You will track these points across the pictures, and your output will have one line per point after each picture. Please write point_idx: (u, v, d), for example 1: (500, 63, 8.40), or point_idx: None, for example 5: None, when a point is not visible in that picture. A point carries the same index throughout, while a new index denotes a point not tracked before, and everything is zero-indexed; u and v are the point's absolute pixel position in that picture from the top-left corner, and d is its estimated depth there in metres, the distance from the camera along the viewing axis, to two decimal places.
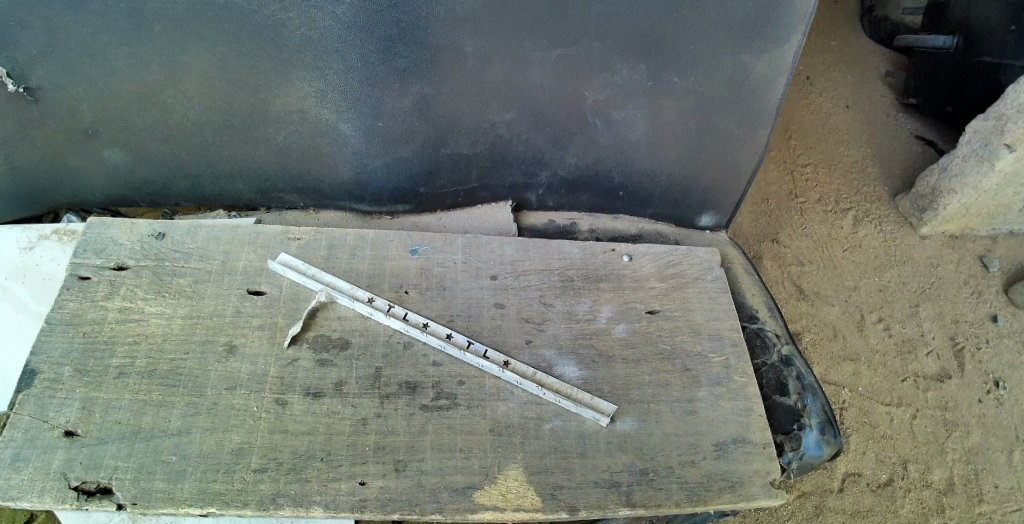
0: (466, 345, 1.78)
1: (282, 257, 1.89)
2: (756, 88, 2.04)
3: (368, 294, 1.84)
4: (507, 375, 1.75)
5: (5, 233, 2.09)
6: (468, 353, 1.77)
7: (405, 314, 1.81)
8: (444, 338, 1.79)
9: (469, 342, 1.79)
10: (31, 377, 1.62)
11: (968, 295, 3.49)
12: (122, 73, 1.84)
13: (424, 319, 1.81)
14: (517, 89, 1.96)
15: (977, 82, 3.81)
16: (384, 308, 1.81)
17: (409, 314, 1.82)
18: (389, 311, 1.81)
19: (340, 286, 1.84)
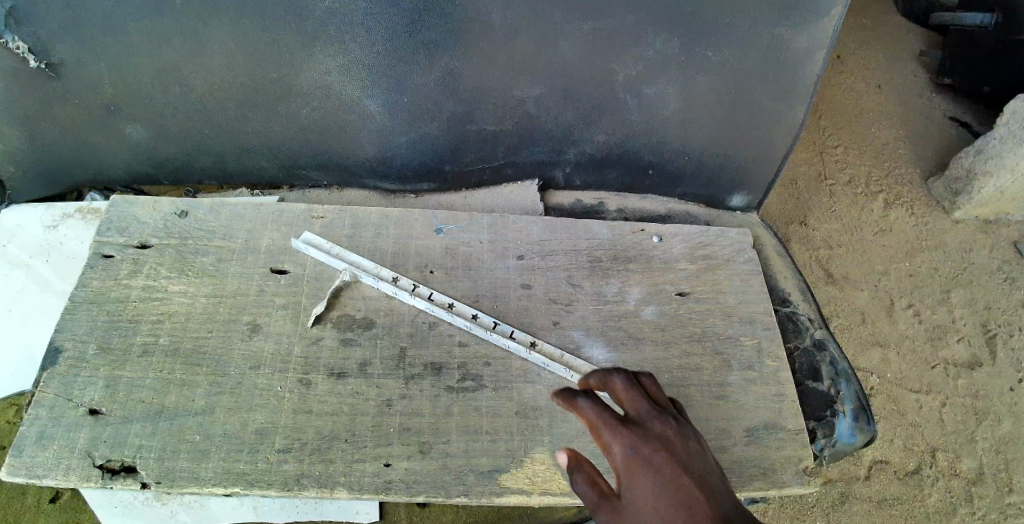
0: (492, 326, 1.74)
1: (306, 235, 1.86)
2: (793, 63, 1.95)
3: (392, 274, 1.80)
4: (535, 356, 1.71)
5: (30, 211, 2.09)
6: (494, 333, 1.73)
7: (430, 294, 1.78)
8: (470, 318, 1.75)
9: (495, 323, 1.75)
10: (55, 355, 1.61)
11: (1001, 281, 3.36)
12: (143, 47, 1.80)
13: (449, 299, 1.78)
14: (545, 64, 1.89)
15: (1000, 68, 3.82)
16: (409, 287, 1.78)
17: (435, 294, 1.79)
18: (414, 291, 1.78)
19: (364, 265, 1.81)
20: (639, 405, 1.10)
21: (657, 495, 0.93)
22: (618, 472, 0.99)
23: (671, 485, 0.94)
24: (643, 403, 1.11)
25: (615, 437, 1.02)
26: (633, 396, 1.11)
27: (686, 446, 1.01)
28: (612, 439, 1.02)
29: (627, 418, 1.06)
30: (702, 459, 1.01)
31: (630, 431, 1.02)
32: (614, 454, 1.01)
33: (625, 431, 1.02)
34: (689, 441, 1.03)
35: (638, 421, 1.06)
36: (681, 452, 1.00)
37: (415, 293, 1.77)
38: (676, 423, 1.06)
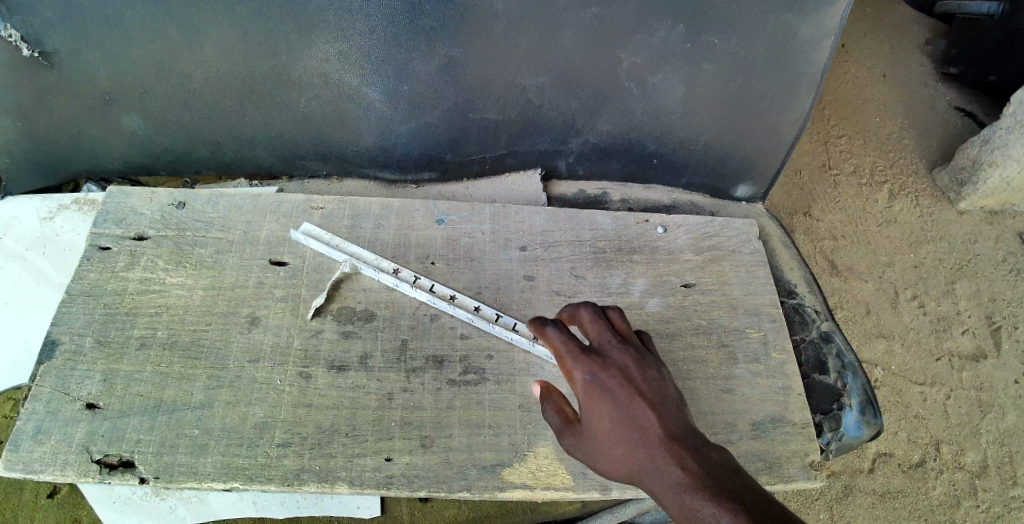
0: (494, 318, 1.71)
1: (305, 226, 1.83)
2: (801, 51, 1.91)
3: (393, 265, 1.78)
4: (538, 349, 1.68)
5: (25, 203, 2.06)
6: (497, 326, 1.70)
7: (431, 286, 1.75)
8: (472, 310, 1.72)
9: (497, 315, 1.73)
10: (52, 349, 1.59)
11: (1007, 273, 3.33)
12: (137, 35, 1.76)
13: (451, 291, 1.75)
14: (547, 51, 1.85)
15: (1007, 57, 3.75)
16: (410, 279, 1.75)
17: (436, 286, 1.76)
18: (415, 283, 1.75)
19: (364, 256, 1.78)
20: (603, 337, 1.30)
21: (615, 418, 1.16)
22: (583, 397, 1.21)
23: (627, 410, 1.16)
24: (605, 332, 1.30)
25: (580, 368, 1.23)
26: (597, 329, 1.31)
27: (641, 374, 1.22)
28: (579, 369, 1.23)
29: (592, 350, 1.26)
30: (655, 383, 1.22)
31: (594, 363, 1.23)
32: (580, 383, 1.22)
33: (589, 363, 1.23)
34: (644, 368, 1.24)
35: (601, 351, 1.26)
36: (637, 380, 1.21)
37: (416, 285, 1.74)
38: (633, 351, 1.26)
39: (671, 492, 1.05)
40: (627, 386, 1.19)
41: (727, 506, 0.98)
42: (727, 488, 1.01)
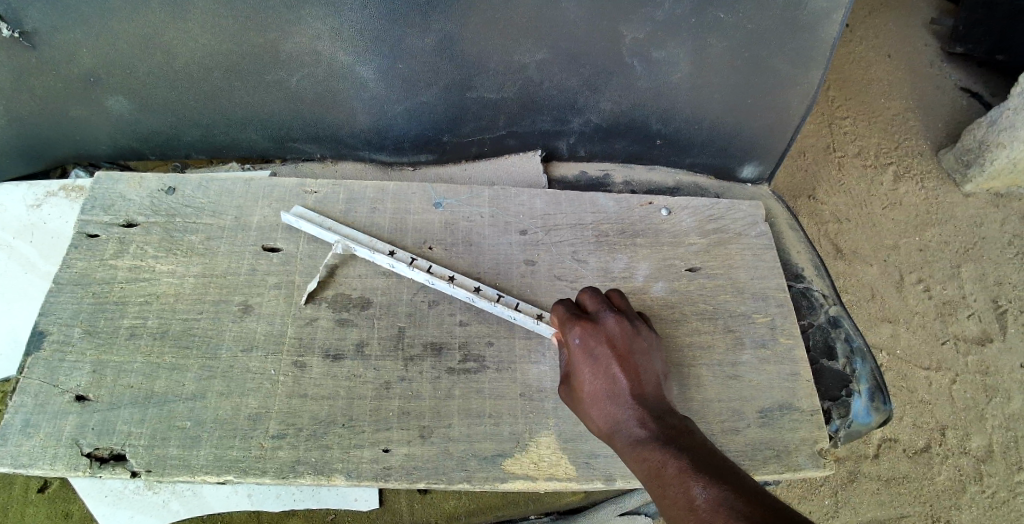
0: (496, 298, 1.66)
1: (296, 209, 1.77)
2: (810, 24, 1.84)
3: (389, 247, 1.71)
4: (542, 328, 1.62)
5: (10, 190, 1.98)
6: (498, 305, 1.64)
7: (429, 267, 1.69)
8: (472, 290, 1.67)
9: (499, 294, 1.67)
10: (40, 339, 1.54)
11: (1014, 255, 3.26)
12: (121, 12, 1.69)
13: (449, 272, 1.69)
14: (547, 26, 1.78)
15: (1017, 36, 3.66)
16: (407, 260, 1.69)
17: (435, 267, 1.70)
18: (413, 264, 1.69)
19: (358, 238, 1.72)
20: (599, 306, 1.47)
21: (597, 379, 1.35)
22: (572, 357, 1.40)
23: (607, 372, 1.34)
24: (601, 302, 1.48)
25: (572, 332, 1.41)
26: (596, 300, 1.47)
27: (627, 342, 1.39)
28: (571, 333, 1.42)
29: (586, 317, 1.44)
30: (640, 352, 1.39)
31: (585, 329, 1.40)
32: (570, 345, 1.41)
33: (581, 328, 1.41)
34: (631, 338, 1.41)
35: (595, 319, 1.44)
36: (621, 347, 1.38)
37: (414, 266, 1.68)
38: (626, 322, 1.42)
39: (634, 443, 1.23)
40: (611, 352, 1.37)
41: (674, 453, 1.16)
42: (680, 443, 1.19)
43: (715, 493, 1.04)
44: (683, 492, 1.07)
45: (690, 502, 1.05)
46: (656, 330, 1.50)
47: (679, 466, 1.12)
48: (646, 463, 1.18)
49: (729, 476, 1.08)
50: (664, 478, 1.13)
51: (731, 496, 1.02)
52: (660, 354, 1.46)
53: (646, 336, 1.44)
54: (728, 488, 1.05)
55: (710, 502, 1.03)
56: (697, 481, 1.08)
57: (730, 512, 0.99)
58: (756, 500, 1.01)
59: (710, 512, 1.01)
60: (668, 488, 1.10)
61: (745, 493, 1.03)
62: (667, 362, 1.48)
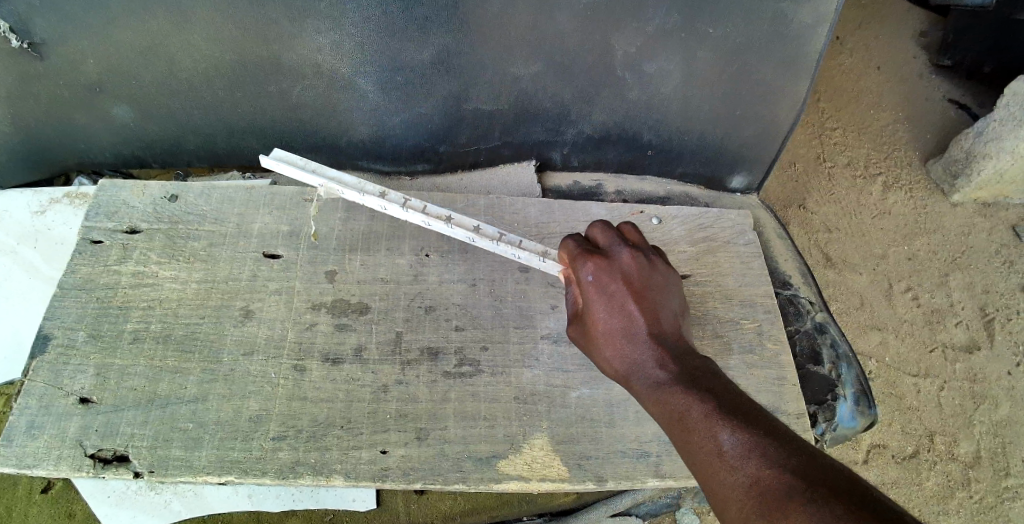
0: (497, 236, 1.70)
1: (276, 153, 1.61)
2: (797, 38, 1.90)
3: (379, 188, 1.67)
4: (548, 263, 1.67)
5: (15, 197, 2.01)
6: (502, 243, 1.70)
7: (424, 206, 1.69)
8: (472, 229, 1.71)
9: (500, 233, 1.72)
10: (45, 343, 1.58)
11: (1000, 265, 3.34)
12: (127, 24, 1.74)
13: (446, 212, 1.70)
14: (542, 40, 1.84)
15: None
16: (401, 201, 1.67)
17: (430, 207, 1.70)
18: (406, 204, 1.67)
19: (346, 180, 1.65)
20: (613, 242, 1.46)
21: (611, 317, 1.35)
22: (584, 294, 1.39)
23: (623, 310, 1.34)
24: (615, 238, 1.46)
25: (585, 269, 1.40)
26: (608, 236, 1.47)
27: (641, 277, 1.39)
28: (584, 270, 1.40)
29: (599, 254, 1.42)
30: (654, 288, 1.39)
31: (599, 266, 1.39)
32: (583, 282, 1.39)
33: (594, 265, 1.39)
34: (645, 275, 1.40)
35: (609, 255, 1.43)
36: (636, 284, 1.37)
37: (407, 207, 1.66)
38: (639, 258, 1.42)
39: (652, 385, 1.24)
40: (627, 290, 1.36)
41: (696, 394, 1.17)
42: (701, 384, 1.20)
43: (742, 438, 1.07)
44: (710, 437, 1.09)
45: (718, 449, 1.07)
46: (670, 263, 1.49)
47: (703, 410, 1.14)
48: (667, 406, 1.19)
49: (756, 420, 1.10)
50: (688, 421, 1.14)
51: (760, 442, 1.05)
52: (675, 287, 1.45)
53: (661, 272, 1.43)
54: (756, 433, 1.07)
55: (738, 448, 1.06)
56: (723, 426, 1.10)
57: (762, 460, 1.02)
58: (785, 447, 1.04)
59: (740, 459, 1.04)
60: (692, 433, 1.12)
61: (774, 439, 1.06)
62: (684, 295, 1.48)
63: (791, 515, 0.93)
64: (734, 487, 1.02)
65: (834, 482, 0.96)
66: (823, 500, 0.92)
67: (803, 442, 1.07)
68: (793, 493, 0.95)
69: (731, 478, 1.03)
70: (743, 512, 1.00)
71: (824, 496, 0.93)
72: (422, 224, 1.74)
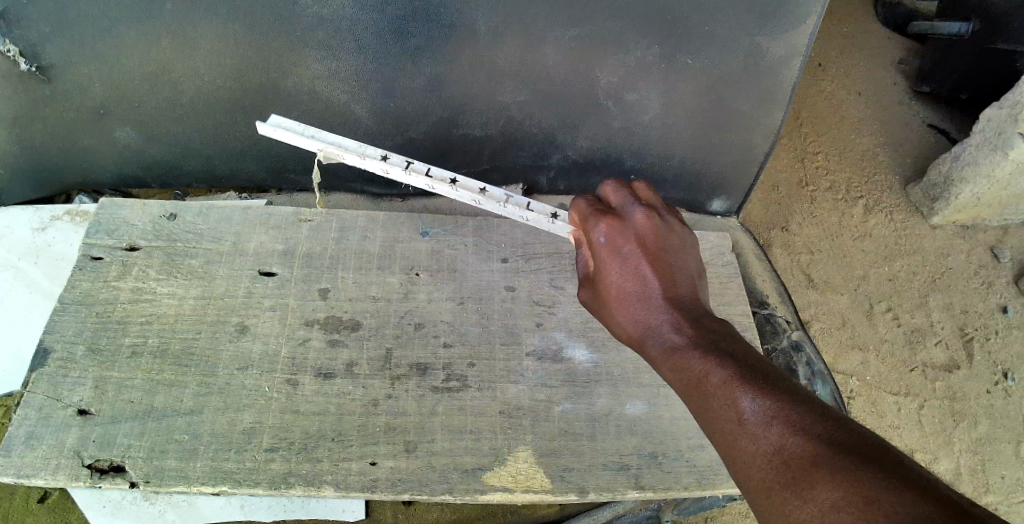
0: (504, 199, 1.78)
1: (274, 119, 1.66)
2: (771, 69, 2.02)
3: (380, 153, 1.72)
4: (558, 224, 1.76)
5: (17, 215, 2.06)
6: (509, 205, 1.77)
7: (427, 170, 1.74)
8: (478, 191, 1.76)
9: (506, 195, 1.78)
10: (45, 356, 1.63)
11: (978, 285, 3.45)
12: (134, 50, 1.83)
13: (450, 175, 1.75)
14: (529, 69, 1.95)
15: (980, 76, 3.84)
16: (402, 165, 1.72)
17: (433, 171, 1.75)
18: (408, 168, 1.73)
19: (346, 145, 1.69)
20: (627, 202, 1.50)
21: (625, 277, 1.37)
22: (597, 255, 1.43)
23: (637, 270, 1.37)
24: (628, 200, 1.51)
25: (599, 229, 1.44)
26: (624, 200, 1.52)
27: (656, 240, 1.43)
28: (597, 230, 1.44)
29: (611, 215, 1.46)
30: (668, 251, 1.43)
31: (611, 226, 1.43)
32: (596, 243, 1.43)
33: (607, 226, 1.44)
34: (659, 236, 1.44)
35: (623, 216, 1.47)
36: (650, 246, 1.41)
37: (410, 170, 1.72)
38: (653, 218, 1.46)
39: (669, 350, 1.25)
40: (641, 251, 1.39)
41: (715, 362, 1.18)
42: (721, 350, 1.21)
43: (764, 405, 1.07)
44: (730, 403, 1.10)
45: (738, 415, 1.07)
46: (685, 223, 1.54)
47: (723, 376, 1.14)
48: (685, 372, 1.20)
49: (778, 386, 1.11)
50: (708, 388, 1.15)
51: (784, 409, 1.05)
52: (689, 246, 1.50)
53: (675, 231, 1.48)
54: (780, 400, 1.07)
55: (760, 414, 1.06)
56: (743, 392, 1.10)
57: (786, 427, 1.02)
58: (810, 414, 1.04)
59: (762, 427, 1.04)
60: (711, 398, 1.13)
61: (798, 406, 1.06)
62: (700, 255, 1.53)
63: (817, 484, 0.93)
64: (757, 454, 1.03)
65: (862, 449, 0.96)
66: (851, 468, 0.92)
67: (828, 408, 1.07)
68: (819, 463, 0.95)
69: (754, 446, 1.03)
70: (767, 480, 1.00)
71: (853, 464, 0.93)
72: (425, 188, 1.79)
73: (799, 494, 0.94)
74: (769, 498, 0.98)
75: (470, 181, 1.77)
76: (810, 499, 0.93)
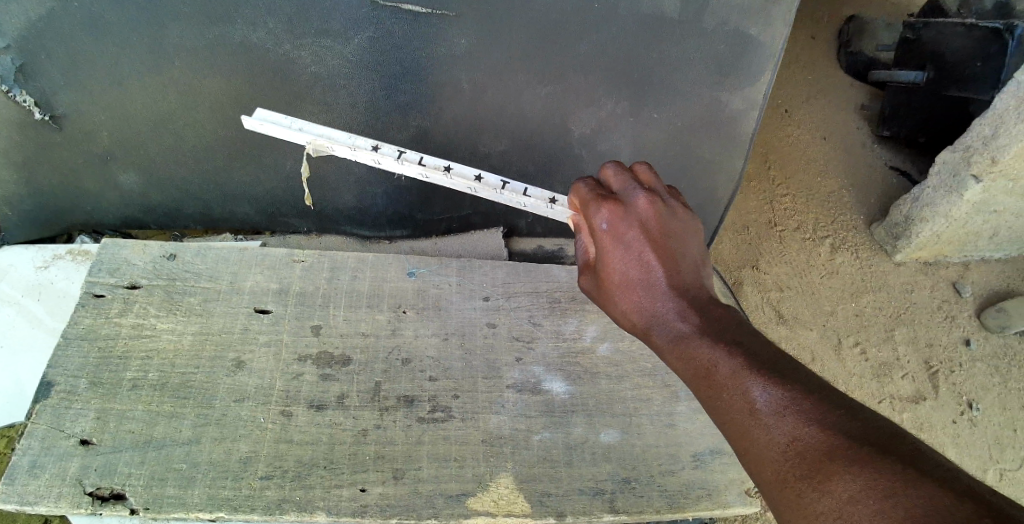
0: (500, 186, 1.89)
1: (259, 112, 1.79)
2: (730, 119, 2.24)
3: (371, 143, 1.82)
4: (557, 209, 1.88)
5: (19, 253, 2.12)
6: (505, 193, 1.89)
7: (421, 160, 1.86)
8: (472, 179, 1.88)
9: (502, 183, 1.89)
10: (47, 389, 1.70)
11: (942, 319, 3.61)
12: (143, 101, 1.99)
13: (444, 163, 1.87)
14: (509, 121, 2.15)
15: (937, 118, 3.91)
16: (394, 155, 1.83)
17: (426, 159, 1.86)
18: (401, 158, 1.84)
19: (337, 137, 1.80)
20: (628, 185, 1.51)
21: (630, 266, 1.43)
22: (599, 242, 1.47)
23: (641, 259, 1.42)
24: (629, 183, 1.51)
25: (600, 215, 1.46)
26: (623, 180, 1.53)
27: (659, 223, 1.46)
28: (598, 216, 1.46)
29: (613, 198, 1.48)
30: (670, 235, 1.47)
31: (614, 212, 1.46)
32: (597, 230, 1.46)
33: (609, 211, 1.46)
34: (661, 219, 1.47)
35: (624, 201, 1.48)
36: (653, 231, 1.45)
37: (403, 160, 1.83)
38: (654, 199, 1.49)
39: (677, 340, 1.35)
40: (645, 239, 1.43)
41: (724, 352, 1.29)
42: (727, 339, 1.31)
43: (774, 396, 1.17)
44: (742, 394, 1.21)
45: (750, 406, 1.19)
46: (687, 205, 1.56)
47: (732, 367, 1.25)
48: (695, 362, 1.31)
49: (788, 375, 1.21)
50: (719, 380, 1.25)
51: (794, 399, 1.16)
52: (691, 229, 1.53)
53: (677, 213, 1.51)
54: (791, 390, 1.17)
55: (771, 405, 1.16)
56: (754, 383, 1.20)
57: (798, 417, 1.13)
58: (820, 403, 1.14)
59: (774, 417, 1.15)
60: (722, 388, 1.24)
61: (807, 394, 1.16)
62: (701, 233, 1.56)
63: (832, 476, 1.04)
64: (770, 444, 1.14)
65: (872, 438, 1.07)
66: (866, 461, 1.03)
67: (836, 396, 1.18)
68: (833, 454, 1.06)
69: (768, 436, 1.14)
70: (782, 471, 1.11)
71: (867, 455, 1.04)
72: (419, 176, 1.90)
73: (816, 486, 1.05)
74: (784, 489, 1.10)
75: (464, 168, 1.89)
76: (825, 490, 1.04)
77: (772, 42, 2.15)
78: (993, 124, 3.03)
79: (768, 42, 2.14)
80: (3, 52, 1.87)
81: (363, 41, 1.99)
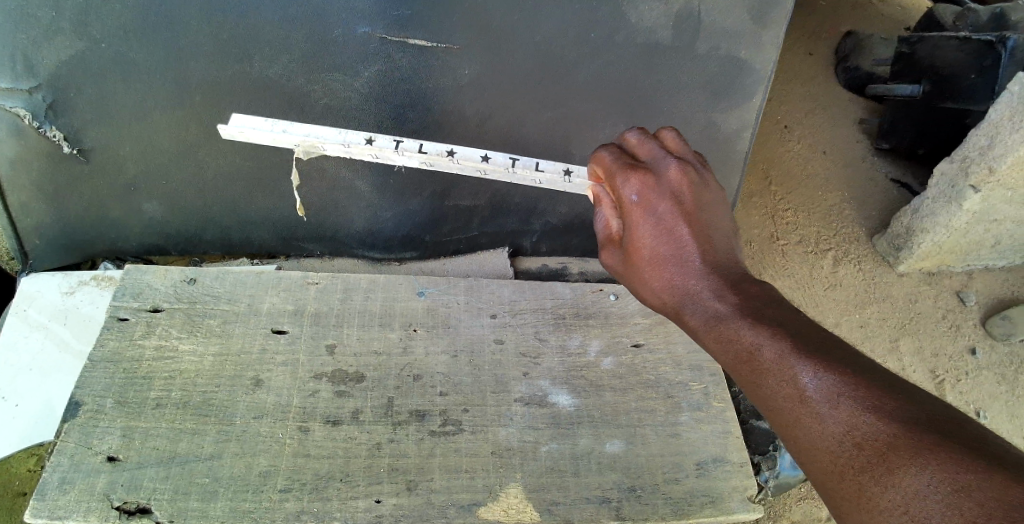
0: (509, 163, 1.96)
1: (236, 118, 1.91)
2: (726, 139, 2.34)
3: (366, 136, 1.92)
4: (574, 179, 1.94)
5: (47, 279, 2.17)
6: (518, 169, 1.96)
7: (421, 147, 1.93)
8: (479, 160, 1.95)
9: (512, 161, 1.97)
10: (75, 409, 1.78)
11: (946, 329, 3.66)
12: (166, 134, 2.11)
13: (447, 148, 1.95)
14: (512, 142, 2.22)
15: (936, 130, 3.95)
16: (392, 145, 1.92)
17: (427, 146, 1.94)
18: (399, 148, 1.92)
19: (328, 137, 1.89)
20: (657, 158, 1.57)
21: (662, 240, 1.47)
22: (628, 215, 1.51)
23: (672, 233, 1.47)
24: (657, 153, 1.59)
25: (630, 187, 1.51)
26: (650, 153, 1.60)
27: (688, 195, 1.52)
28: (628, 187, 1.51)
29: (642, 170, 1.53)
30: (699, 207, 1.53)
31: (643, 184, 1.51)
32: (627, 202, 1.51)
33: (639, 183, 1.51)
34: (690, 192, 1.53)
35: (654, 174, 1.54)
36: (683, 203, 1.51)
37: (403, 149, 1.92)
38: (683, 171, 1.55)
39: (714, 321, 1.37)
40: (675, 210, 1.49)
41: (767, 335, 1.29)
42: (767, 320, 1.32)
43: (823, 380, 1.18)
44: (788, 378, 1.22)
45: (800, 392, 1.20)
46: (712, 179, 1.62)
47: (775, 352, 1.26)
48: (735, 346, 1.32)
49: (833, 358, 1.22)
50: (764, 364, 1.26)
51: (844, 385, 1.16)
52: (720, 202, 1.58)
53: (705, 186, 1.56)
54: (841, 375, 1.18)
55: (822, 390, 1.17)
56: (801, 367, 1.22)
57: (849, 403, 1.14)
58: (874, 388, 1.15)
59: (826, 404, 1.16)
60: (766, 372, 1.26)
61: (857, 378, 1.17)
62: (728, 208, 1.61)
63: (895, 469, 1.04)
64: (824, 433, 1.15)
65: (931, 424, 1.07)
66: (929, 452, 1.02)
67: (887, 379, 1.19)
68: (895, 445, 1.06)
69: (822, 425, 1.16)
70: (839, 461, 1.12)
71: (928, 444, 1.04)
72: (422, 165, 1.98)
73: (876, 479, 1.06)
74: (842, 480, 1.11)
75: (469, 151, 1.96)
76: (889, 483, 1.04)
77: (762, 66, 2.29)
78: (989, 135, 3.12)
79: (758, 66, 2.29)
80: (35, 91, 2.01)
81: (373, 75, 2.10)
